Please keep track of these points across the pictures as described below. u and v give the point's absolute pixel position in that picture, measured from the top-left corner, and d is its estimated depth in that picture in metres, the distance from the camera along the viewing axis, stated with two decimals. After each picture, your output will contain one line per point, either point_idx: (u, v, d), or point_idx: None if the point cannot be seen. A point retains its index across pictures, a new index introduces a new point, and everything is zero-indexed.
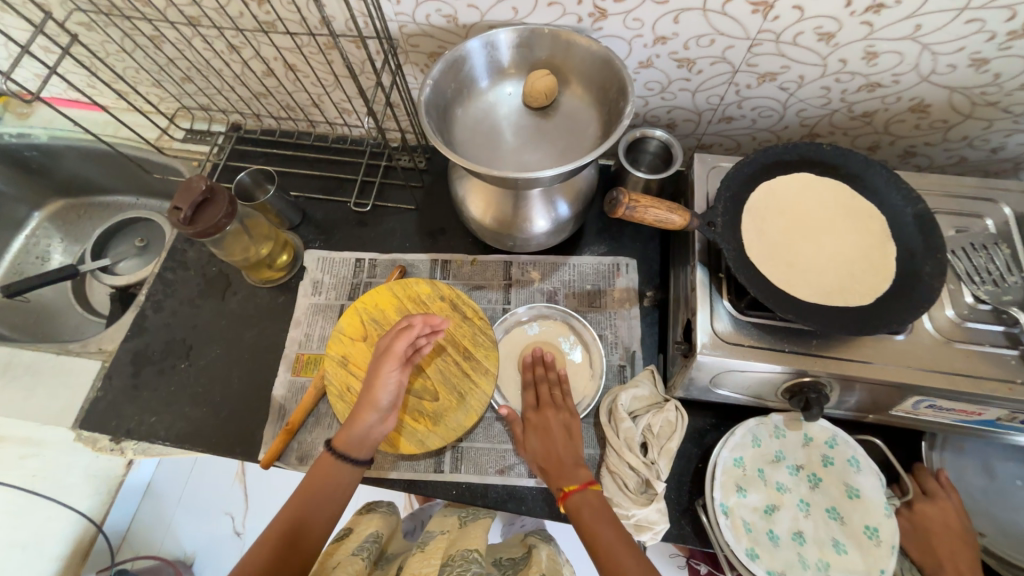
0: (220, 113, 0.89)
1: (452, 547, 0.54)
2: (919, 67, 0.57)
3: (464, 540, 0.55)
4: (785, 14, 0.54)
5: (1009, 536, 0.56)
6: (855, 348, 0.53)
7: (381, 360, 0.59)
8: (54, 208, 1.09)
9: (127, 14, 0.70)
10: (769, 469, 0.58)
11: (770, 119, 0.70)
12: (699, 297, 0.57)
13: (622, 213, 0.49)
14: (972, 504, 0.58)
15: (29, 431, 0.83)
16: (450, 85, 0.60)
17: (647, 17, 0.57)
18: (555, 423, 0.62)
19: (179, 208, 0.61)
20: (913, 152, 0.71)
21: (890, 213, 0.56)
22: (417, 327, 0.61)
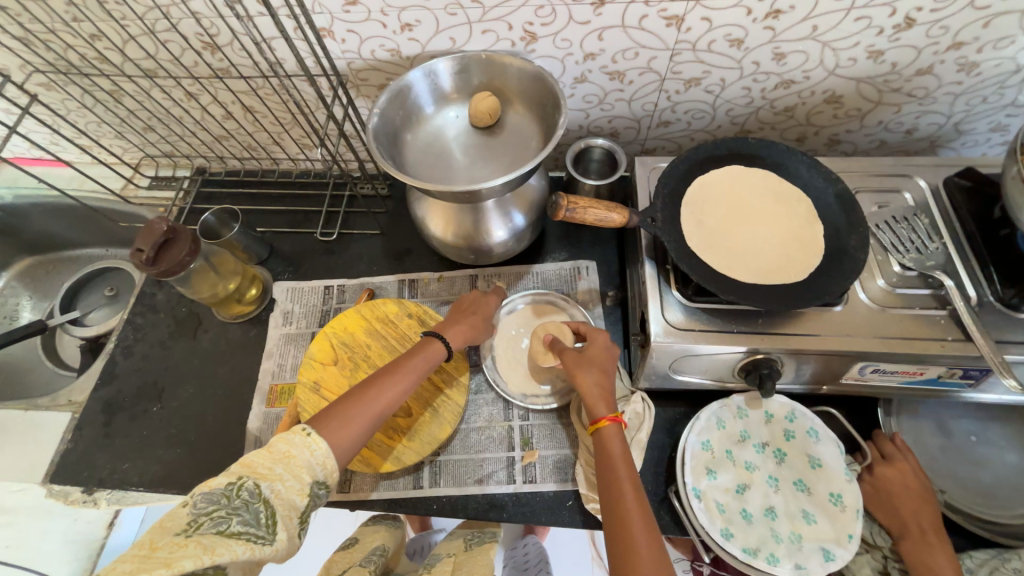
0: (184, 159, 0.92)
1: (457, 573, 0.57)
2: (824, 62, 0.63)
3: (469, 565, 0.58)
4: (695, 25, 0.59)
5: (965, 488, 0.59)
6: (797, 322, 0.56)
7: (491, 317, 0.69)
8: (21, 266, 1.08)
9: (85, 72, 0.73)
10: (736, 449, 0.60)
11: (703, 121, 0.75)
12: (649, 289, 0.60)
13: (564, 215, 0.53)
14: (930, 461, 0.61)
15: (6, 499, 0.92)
16: (398, 113, 0.63)
17: (574, 37, 0.62)
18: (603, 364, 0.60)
19: (141, 248, 0.62)
20: (837, 140, 0.76)
21: (814, 195, 0.60)
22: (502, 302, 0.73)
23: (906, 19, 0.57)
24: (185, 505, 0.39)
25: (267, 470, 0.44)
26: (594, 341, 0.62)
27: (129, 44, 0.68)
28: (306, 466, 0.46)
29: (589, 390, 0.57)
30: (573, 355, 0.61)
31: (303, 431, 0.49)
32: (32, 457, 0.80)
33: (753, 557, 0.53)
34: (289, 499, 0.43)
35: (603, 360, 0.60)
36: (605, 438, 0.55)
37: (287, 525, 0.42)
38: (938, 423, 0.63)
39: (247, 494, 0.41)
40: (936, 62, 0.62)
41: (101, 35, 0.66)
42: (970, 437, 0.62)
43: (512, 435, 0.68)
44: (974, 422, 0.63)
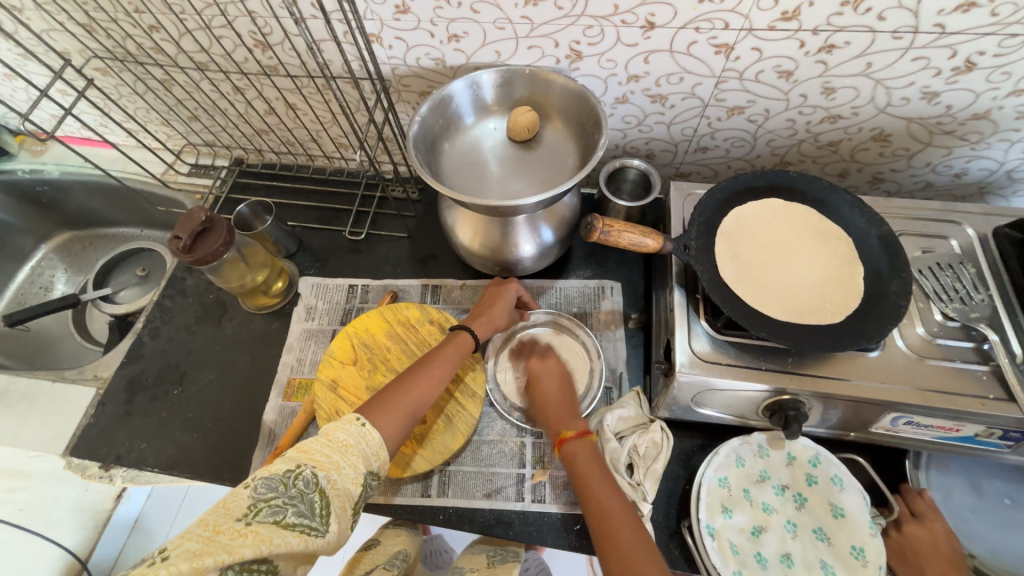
0: (224, 149, 0.94)
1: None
2: (874, 100, 0.62)
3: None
4: (745, 54, 0.59)
5: (998, 555, 0.56)
6: (829, 365, 0.55)
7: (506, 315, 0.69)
8: (60, 240, 1.12)
9: (141, 60, 0.75)
10: (754, 489, 0.58)
11: (742, 149, 0.74)
12: (677, 317, 0.59)
13: (598, 237, 0.52)
14: (960, 523, 0.58)
15: (22, 464, 0.94)
16: (438, 122, 0.64)
17: (619, 58, 0.62)
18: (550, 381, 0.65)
19: (179, 236, 0.64)
20: (880, 179, 0.74)
21: (855, 234, 0.58)
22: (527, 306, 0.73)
23: (966, 62, 0.55)
24: (246, 488, 0.41)
25: (325, 459, 0.45)
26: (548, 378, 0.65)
27: (185, 37, 0.70)
28: (361, 455, 0.48)
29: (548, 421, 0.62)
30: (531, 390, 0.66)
31: (359, 421, 0.50)
32: (55, 428, 0.82)
33: None
34: (344, 487, 0.45)
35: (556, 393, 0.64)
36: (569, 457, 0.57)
37: (339, 517, 0.43)
38: (970, 483, 0.60)
39: (304, 483, 0.43)
40: (993, 107, 0.60)
41: (159, 27, 0.69)
42: (1004, 500, 0.59)
43: (525, 451, 0.67)
44: (1010, 485, 0.59)
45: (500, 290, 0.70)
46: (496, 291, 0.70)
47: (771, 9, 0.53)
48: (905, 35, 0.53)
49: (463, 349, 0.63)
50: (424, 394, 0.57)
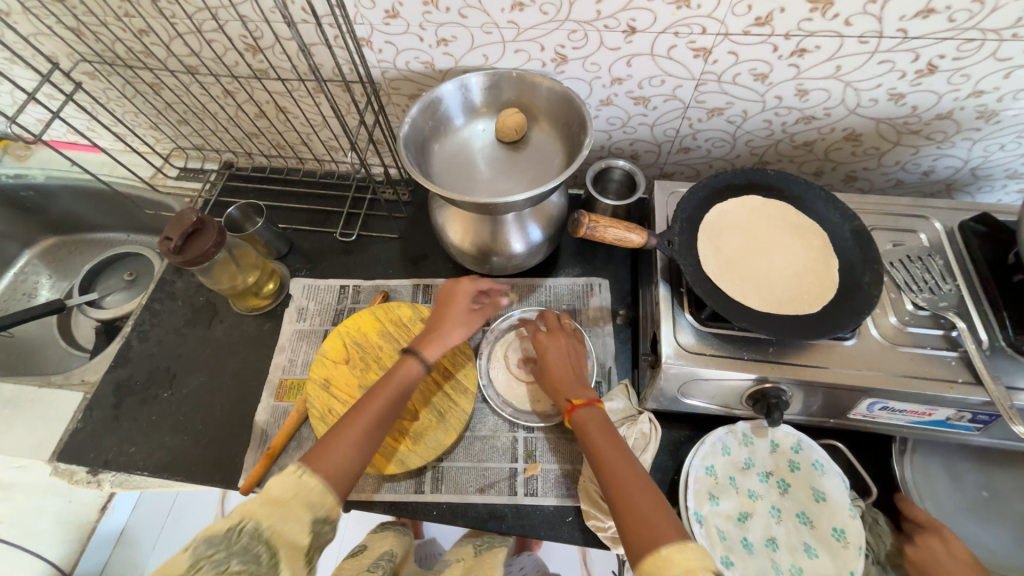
0: (214, 152, 0.94)
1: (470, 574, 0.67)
2: (845, 101, 0.65)
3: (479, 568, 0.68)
4: (722, 58, 0.61)
5: (989, 553, 0.57)
6: (808, 354, 0.57)
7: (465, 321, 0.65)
8: (44, 246, 1.11)
9: (130, 64, 0.76)
10: (739, 476, 0.60)
11: (723, 149, 0.76)
12: (662, 311, 0.61)
13: (584, 233, 0.54)
14: (954, 524, 0.59)
15: None
16: (427, 123, 0.65)
17: (603, 62, 0.64)
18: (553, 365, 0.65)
19: (170, 237, 0.64)
20: (854, 177, 0.78)
21: (830, 228, 0.61)
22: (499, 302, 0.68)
23: (928, 65, 0.58)
24: (185, 549, 0.40)
25: (268, 511, 0.43)
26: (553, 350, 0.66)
27: (175, 41, 0.70)
28: (305, 505, 0.45)
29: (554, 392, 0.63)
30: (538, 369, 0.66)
31: (297, 473, 0.47)
32: (40, 434, 0.80)
33: None
34: (292, 536, 0.43)
35: (561, 362, 0.65)
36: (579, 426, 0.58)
37: (290, 564, 0.42)
38: (948, 472, 0.62)
39: (248, 537, 0.41)
40: (955, 108, 0.63)
41: (149, 31, 0.69)
42: (983, 492, 0.61)
43: (517, 446, 0.68)
44: (985, 476, 0.62)
45: (449, 295, 0.68)
46: (442, 298, 0.68)
47: (746, 15, 0.56)
48: (871, 39, 0.56)
49: (415, 363, 0.60)
50: (372, 430, 0.55)
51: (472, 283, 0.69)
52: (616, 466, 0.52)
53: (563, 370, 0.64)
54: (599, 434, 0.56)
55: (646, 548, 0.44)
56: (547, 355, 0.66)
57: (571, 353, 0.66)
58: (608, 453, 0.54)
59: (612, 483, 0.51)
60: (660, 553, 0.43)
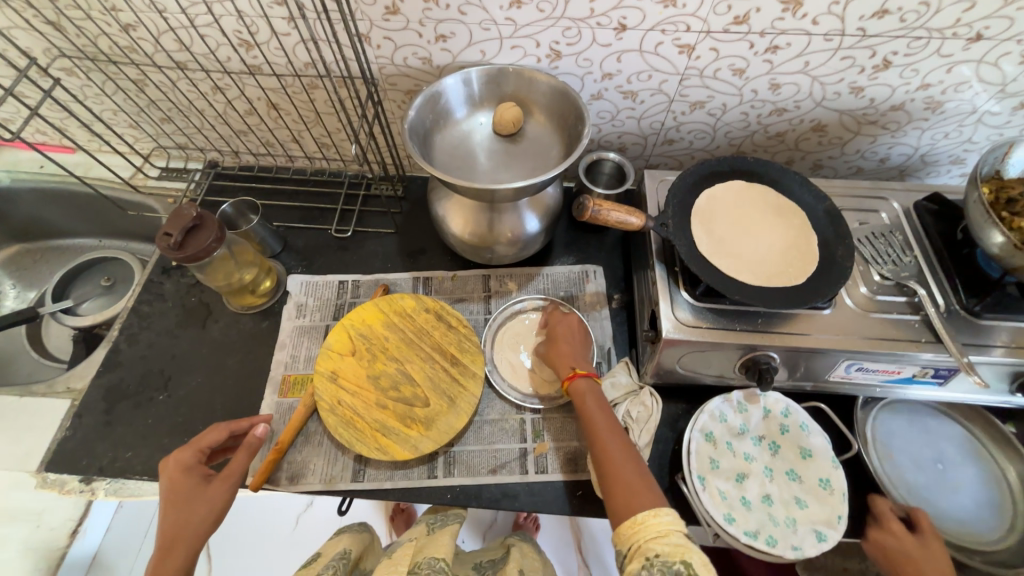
0: (198, 151, 0.92)
1: (419, 555, 0.62)
2: (813, 94, 0.71)
3: (431, 547, 0.62)
4: (704, 54, 0.66)
5: (960, 521, 0.63)
6: (792, 323, 0.62)
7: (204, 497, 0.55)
8: (7, 253, 1.05)
9: (113, 59, 0.74)
10: (735, 441, 0.65)
11: (704, 140, 0.82)
12: (660, 290, 0.65)
13: (589, 216, 0.57)
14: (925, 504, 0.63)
15: None
16: (429, 115, 0.67)
17: (595, 58, 0.68)
18: (567, 341, 0.69)
19: (169, 233, 0.63)
20: (820, 165, 0.85)
21: (807, 209, 0.67)
22: (256, 437, 0.60)
23: (883, 61, 0.65)
24: None
25: None
26: (559, 320, 0.72)
27: (165, 35, 0.69)
28: None
29: (558, 361, 0.67)
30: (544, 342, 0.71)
31: None
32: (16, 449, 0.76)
33: (754, 539, 0.57)
34: None
35: (565, 329, 0.71)
36: (576, 392, 0.63)
37: None
38: (905, 455, 0.67)
39: None
40: (907, 100, 0.71)
41: (138, 25, 0.68)
42: (939, 464, 0.66)
43: (525, 427, 0.71)
44: (933, 449, 0.68)
45: (173, 477, 0.56)
46: (164, 487, 0.56)
47: (726, 14, 0.61)
48: (835, 37, 0.62)
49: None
50: None
51: (195, 452, 0.58)
52: (606, 436, 0.58)
53: (568, 342, 0.69)
54: (592, 402, 0.61)
55: (626, 513, 0.51)
56: (552, 327, 0.72)
57: (575, 323, 0.72)
58: (598, 425, 0.59)
59: (604, 462, 0.56)
60: (637, 518, 0.50)
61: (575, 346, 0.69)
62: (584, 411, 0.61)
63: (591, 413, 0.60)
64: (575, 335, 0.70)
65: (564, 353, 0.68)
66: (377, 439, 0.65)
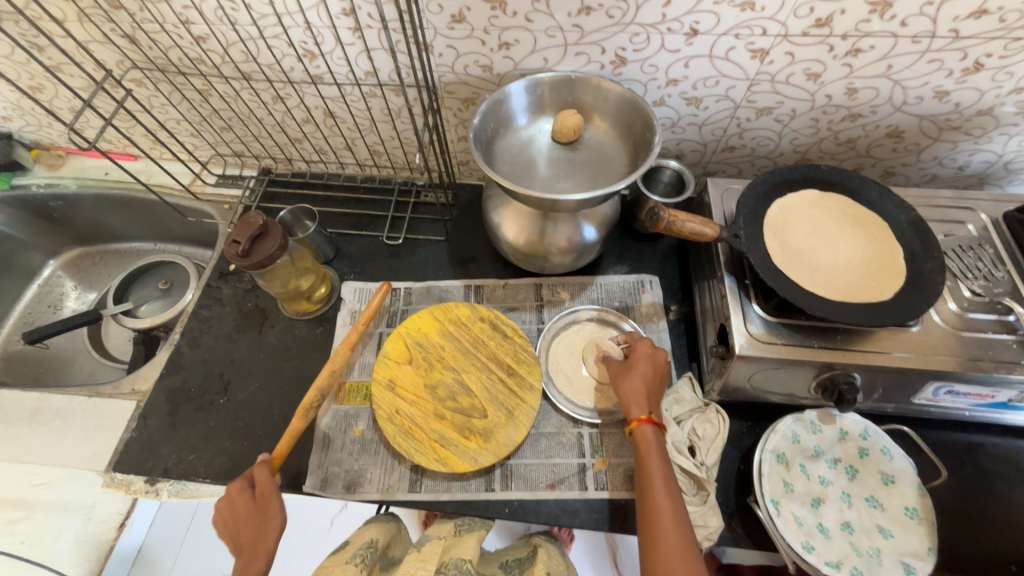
0: (253, 159, 0.94)
1: (446, 555, 0.57)
2: (892, 99, 0.67)
3: (458, 548, 0.58)
4: (778, 59, 0.64)
5: None
6: (873, 341, 0.59)
7: (266, 511, 0.56)
8: (71, 256, 1.09)
9: (182, 70, 0.76)
10: (809, 463, 0.61)
11: (768, 147, 0.79)
12: (731, 303, 0.62)
13: (664, 226, 0.56)
14: None
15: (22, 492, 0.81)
16: (491, 123, 0.67)
17: (661, 64, 0.66)
18: (641, 379, 0.63)
19: (237, 241, 0.64)
20: (892, 172, 0.81)
21: (889, 219, 0.63)
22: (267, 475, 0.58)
23: (975, 63, 0.61)
24: None
25: None
26: (638, 351, 0.66)
27: (234, 47, 0.71)
28: None
29: (628, 395, 0.62)
30: (618, 366, 0.66)
31: None
32: (81, 448, 0.77)
33: (838, 570, 0.54)
34: None
35: (645, 366, 0.64)
36: (641, 441, 0.58)
37: None
38: None
39: None
40: (997, 104, 0.66)
41: (209, 37, 0.70)
42: None
43: (583, 442, 0.69)
44: None
45: (228, 517, 0.56)
46: (226, 518, 0.56)
47: (807, 17, 0.58)
48: (923, 39, 0.59)
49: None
50: None
51: (237, 492, 0.57)
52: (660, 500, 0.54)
53: (645, 383, 0.62)
54: (657, 474, 0.56)
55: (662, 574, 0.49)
56: (635, 358, 0.65)
57: (660, 365, 0.64)
58: (662, 509, 0.53)
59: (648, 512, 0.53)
60: None
61: (651, 387, 0.62)
62: (653, 498, 0.54)
63: (660, 502, 0.53)
64: (653, 375, 0.63)
65: (637, 389, 0.62)
66: (436, 450, 0.64)
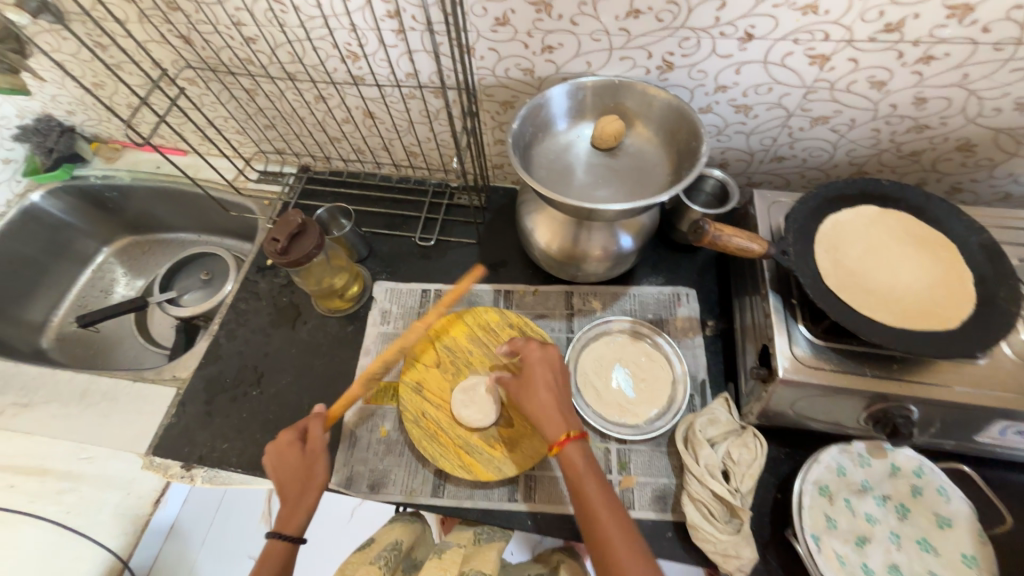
0: (294, 156, 0.97)
1: (466, 565, 0.55)
2: (965, 110, 0.62)
3: (477, 559, 0.56)
4: (840, 65, 0.60)
5: None
6: (932, 372, 0.54)
7: (312, 462, 0.58)
8: (122, 244, 1.15)
9: (232, 70, 0.78)
10: (855, 498, 0.57)
11: (820, 158, 0.74)
12: (775, 323, 0.59)
13: (710, 240, 0.53)
14: None
15: (68, 464, 0.88)
16: (529, 128, 0.65)
17: (710, 69, 0.64)
18: (545, 390, 0.58)
19: (277, 238, 0.65)
20: (959, 188, 0.75)
21: (956, 241, 0.59)
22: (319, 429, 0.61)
23: None
24: None
25: None
26: (528, 360, 0.61)
27: (281, 47, 0.72)
28: None
29: (540, 411, 0.57)
30: (517, 382, 0.61)
31: None
32: (124, 429, 0.81)
33: None
34: None
35: (540, 375, 0.59)
36: (568, 460, 0.54)
37: None
38: None
39: None
40: None
41: (258, 38, 0.72)
42: None
43: (610, 458, 0.67)
44: None
45: (278, 464, 0.58)
46: (275, 464, 0.58)
47: (875, 21, 0.54)
48: (1007, 47, 0.54)
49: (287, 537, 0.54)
50: None
51: (287, 442, 0.59)
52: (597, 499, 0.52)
53: (548, 392, 0.58)
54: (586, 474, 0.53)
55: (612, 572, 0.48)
56: (528, 370, 0.60)
57: (552, 366, 0.61)
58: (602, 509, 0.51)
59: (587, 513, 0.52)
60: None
61: (559, 393, 0.59)
62: (597, 525, 0.50)
63: (603, 525, 0.50)
64: (554, 379, 0.60)
65: (546, 404, 0.57)
66: (461, 457, 0.64)
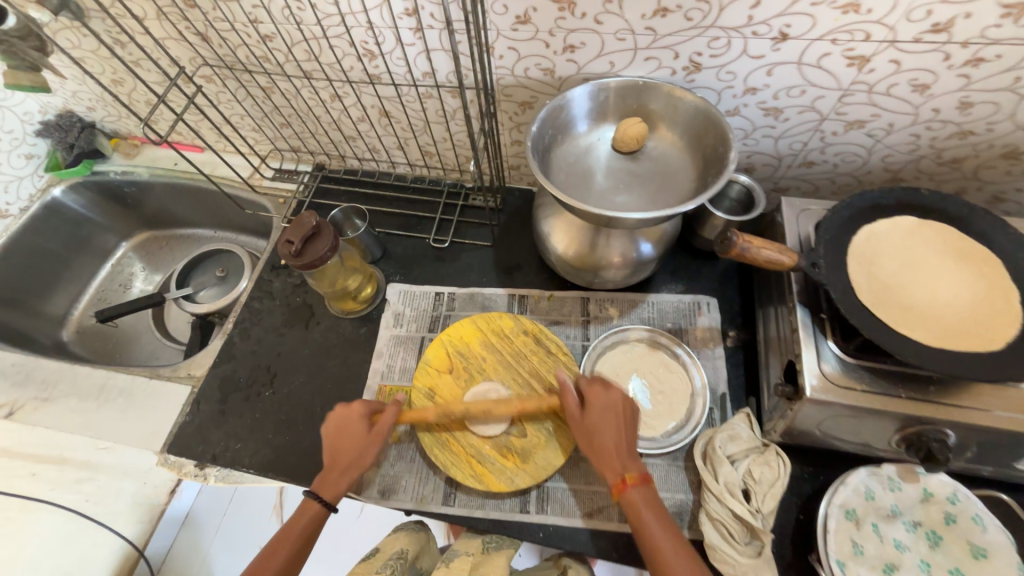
0: (309, 155, 0.96)
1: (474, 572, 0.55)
2: (1015, 116, 0.58)
3: (485, 566, 0.56)
4: (881, 67, 0.56)
5: None
6: (971, 396, 0.51)
7: (364, 446, 0.60)
8: (140, 238, 1.16)
9: (248, 68, 0.78)
10: (883, 523, 0.55)
11: (853, 164, 0.71)
12: (803, 339, 0.56)
13: (736, 252, 0.51)
14: None
15: (88, 455, 0.89)
16: (549, 130, 0.63)
17: (740, 70, 0.61)
18: (612, 432, 0.56)
19: (291, 240, 0.65)
20: (1002, 198, 0.70)
21: (1001, 255, 0.55)
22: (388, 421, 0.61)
23: None
24: None
25: None
26: (594, 403, 0.58)
27: (298, 45, 0.71)
28: None
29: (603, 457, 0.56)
30: (578, 426, 0.58)
31: None
32: (141, 424, 0.82)
33: None
34: None
35: (607, 418, 0.57)
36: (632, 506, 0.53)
37: None
38: None
39: None
40: None
41: (275, 36, 0.71)
42: None
43: None
44: None
45: (337, 433, 0.61)
46: (336, 429, 0.61)
47: (922, 20, 0.51)
48: None
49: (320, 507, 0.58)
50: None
51: (356, 416, 0.61)
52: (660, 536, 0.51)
53: (613, 437, 0.56)
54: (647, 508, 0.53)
55: None
56: (591, 415, 0.57)
57: (619, 407, 0.58)
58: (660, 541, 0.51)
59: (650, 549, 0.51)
60: None
61: (625, 435, 0.57)
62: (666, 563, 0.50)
63: (663, 551, 0.50)
64: (622, 421, 0.58)
65: (610, 448, 0.56)
66: (473, 466, 0.63)
